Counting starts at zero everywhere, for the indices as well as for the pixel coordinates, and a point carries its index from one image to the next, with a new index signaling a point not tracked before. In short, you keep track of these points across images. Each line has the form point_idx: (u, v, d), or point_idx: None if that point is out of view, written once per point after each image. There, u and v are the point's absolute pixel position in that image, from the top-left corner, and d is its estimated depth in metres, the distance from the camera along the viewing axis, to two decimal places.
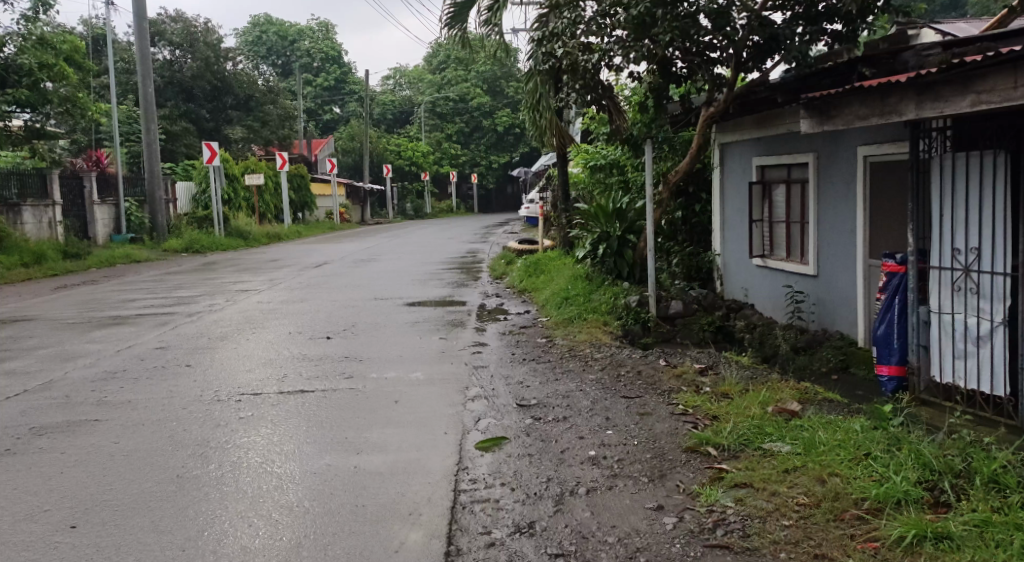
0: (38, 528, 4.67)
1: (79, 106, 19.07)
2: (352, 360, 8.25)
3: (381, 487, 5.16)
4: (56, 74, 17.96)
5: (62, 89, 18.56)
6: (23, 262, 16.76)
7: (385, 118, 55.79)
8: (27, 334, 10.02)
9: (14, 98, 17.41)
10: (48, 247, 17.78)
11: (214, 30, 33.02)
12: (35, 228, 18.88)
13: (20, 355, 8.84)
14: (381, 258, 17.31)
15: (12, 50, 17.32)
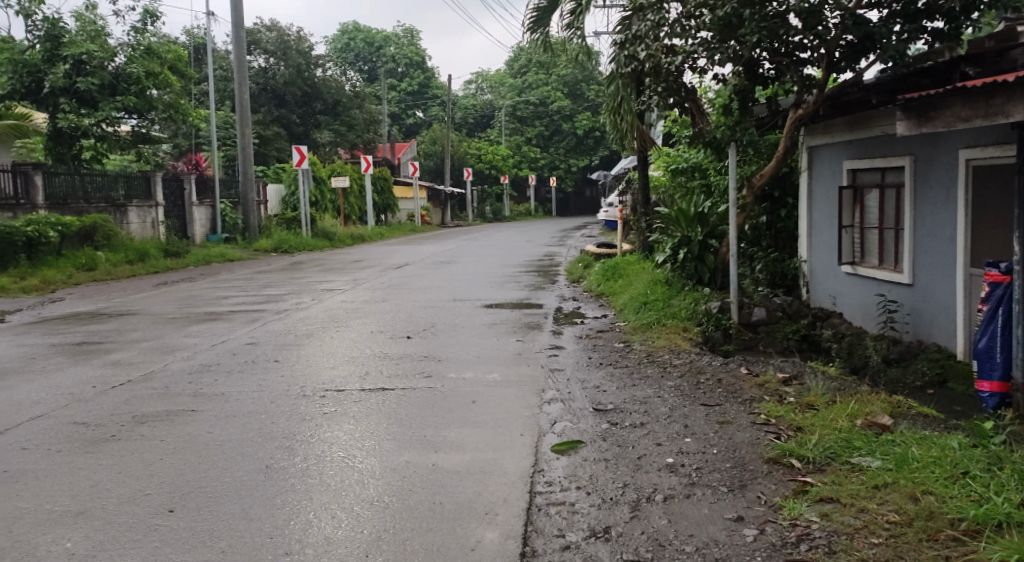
0: (137, 511, 4.86)
1: (182, 112, 20.15)
2: (431, 360, 8.34)
3: (458, 485, 5.19)
4: (161, 81, 19.32)
5: (167, 96, 19.67)
6: (128, 259, 17.49)
7: (466, 121, 56.34)
8: (130, 327, 10.45)
9: (124, 105, 18.70)
10: (151, 245, 18.50)
11: (306, 38, 33.86)
12: (140, 228, 19.64)
13: (125, 347, 9.25)
14: (461, 261, 17.43)
15: (123, 59, 18.86)
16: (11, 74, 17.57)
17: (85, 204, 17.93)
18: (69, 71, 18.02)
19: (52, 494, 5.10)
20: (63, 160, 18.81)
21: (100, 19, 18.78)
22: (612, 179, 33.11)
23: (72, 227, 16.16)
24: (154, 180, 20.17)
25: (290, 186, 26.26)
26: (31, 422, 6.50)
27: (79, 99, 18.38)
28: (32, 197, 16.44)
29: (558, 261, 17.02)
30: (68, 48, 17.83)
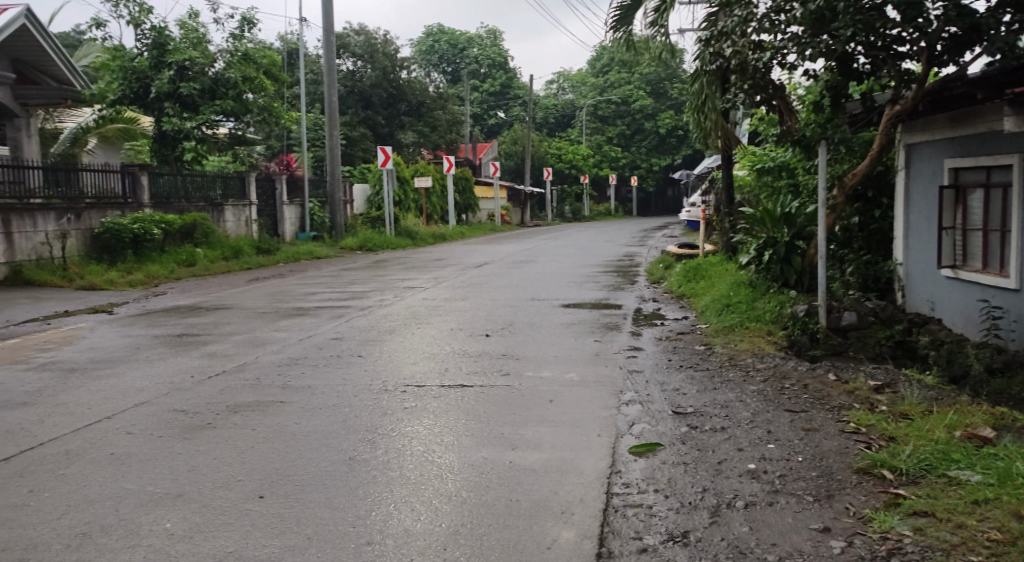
0: (230, 496, 5.00)
1: (274, 115, 21.01)
2: (509, 358, 8.35)
3: (535, 484, 5.16)
4: (256, 86, 20.07)
5: (261, 99, 20.56)
6: (224, 255, 18.03)
7: (547, 122, 56.40)
8: (225, 321, 10.77)
9: (223, 109, 19.46)
10: (244, 242, 19.05)
11: (393, 40, 34.36)
12: (234, 226, 20.25)
13: (219, 339, 9.53)
14: (541, 261, 17.44)
15: (222, 65, 19.60)
16: (122, 80, 18.79)
17: (186, 204, 18.50)
18: (173, 77, 18.95)
19: (153, 477, 5.30)
20: (167, 161, 19.82)
21: (202, 26, 19.64)
22: (696, 178, 32.74)
23: (174, 225, 16.73)
24: (248, 180, 20.77)
25: (375, 185, 26.71)
26: (134, 408, 6.76)
27: (182, 103, 19.17)
28: (138, 196, 16.93)
29: (638, 261, 16.88)
30: (174, 55, 18.79)
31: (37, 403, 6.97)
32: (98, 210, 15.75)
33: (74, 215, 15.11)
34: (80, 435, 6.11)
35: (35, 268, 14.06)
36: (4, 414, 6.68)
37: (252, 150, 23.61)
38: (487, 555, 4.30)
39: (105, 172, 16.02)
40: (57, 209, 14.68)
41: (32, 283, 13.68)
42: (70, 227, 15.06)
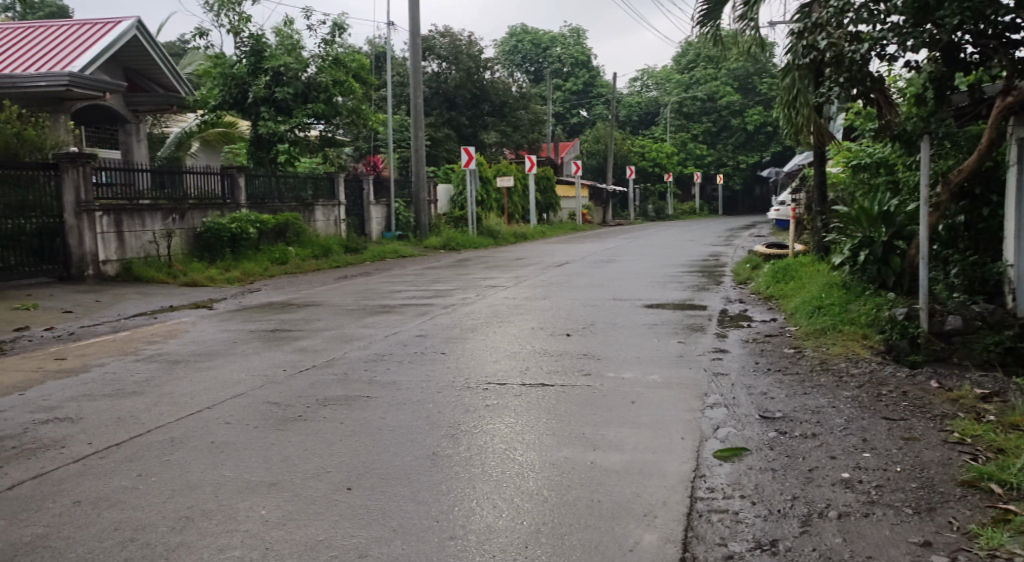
0: (319, 486, 5.08)
1: (362, 117, 21.32)
2: (590, 358, 8.25)
3: (617, 485, 5.07)
4: (346, 89, 20.43)
5: (350, 102, 20.92)
6: (314, 253, 18.43)
7: (630, 120, 56.19)
8: (315, 317, 10.98)
9: (314, 112, 19.89)
10: (333, 241, 19.43)
11: (477, 41, 34.45)
12: (324, 226, 20.68)
13: (310, 335, 9.72)
14: (624, 260, 17.26)
15: (314, 70, 20.04)
16: (223, 86, 19.63)
17: (280, 204, 18.92)
18: (269, 83, 19.58)
19: (249, 464, 5.43)
20: (263, 163, 20.38)
21: (297, 33, 20.14)
22: (785, 176, 31.83)
23: (269, 224, 17.17)
24: (337, 181, 21.14)
25: (458, 185, 26.94)
26: (233, 399, 6.93)
27: (277, 106, 19.85)
28: (236, 197, 17.40)
29: (724, 261, 16.53)
30: (270, 62, 19.45)
31: (144, 392, 7.22)
32: (200, 210, 16.30)
33: (178, 215, 15.68)
34: (184, 423, 6.30)
35: (143, 265, 14.58)
36: (115, 403, 6.93)
37: (341, 150, 24.12)
38: (568, 555, 4.25)
39: (206, 173, 16.54)
40: (163, 210, 15.23)
41: (141, 279, 14.19)
42: (175, 226, 15.62)
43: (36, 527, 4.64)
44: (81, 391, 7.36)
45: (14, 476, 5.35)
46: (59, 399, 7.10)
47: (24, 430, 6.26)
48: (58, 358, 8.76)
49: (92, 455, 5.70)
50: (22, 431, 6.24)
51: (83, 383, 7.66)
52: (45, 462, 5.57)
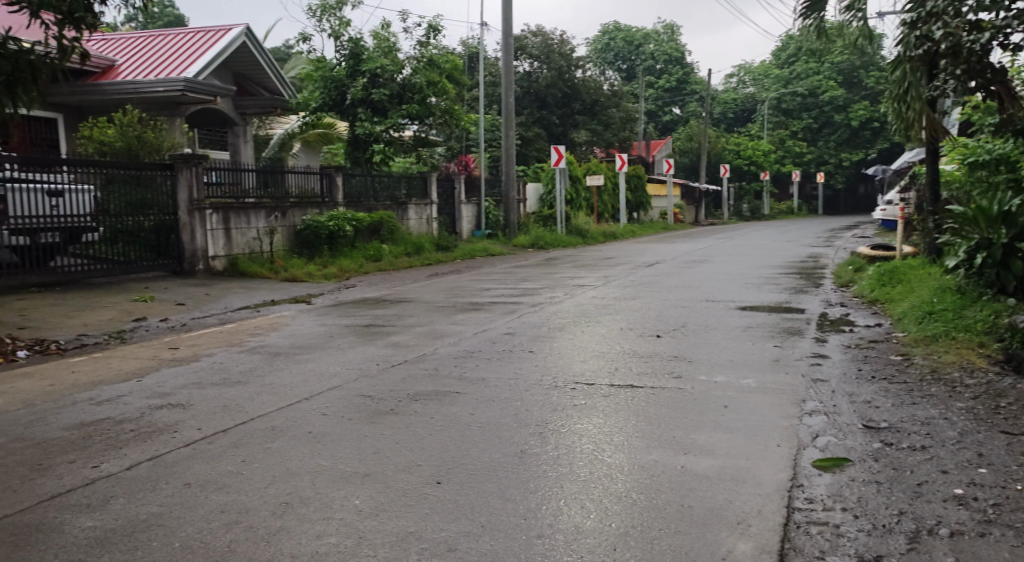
0: (409, 478, 5.08)
1: (455, 117, 21.53)
2: (681, 360, 8.04)
3: (709, 490, 4.89)
4: (439, 89, 20.64)
5: (443, 102, 21.14)
6: (407, 251, 18.67)
7: (725, 117, 55.58)
8: (407, 313, 11.09)
9: (409, 113, 20.19)
10: (425, 239, 19.65)
11: (569, 40, 34.37)
12: (417, 224, 20.91)
13: (401, 331, 9.80)
14: (716, 260, 16.89)
15: (409, 71, 20.35)
16: (323, 89, 20.10)
17: (375, 203, 19.22)
18: (366, 85, 19.92)
19: (344, 455, 5.47)
20: (359, 163, 20.76)
21: (393, 35, 20.48)
22: (893, 174, 30.52)
23: (364, 223, 17.47)
24: (430, 180, 21.34)
25: (547, 184, 26.95)
26: (329, 391, 7.03)
27: (373, 107, 20.18)
28: (334, 196, 17.75)
29: (823, 263, 15.98)
30: (367, 64, 19.78)
31: (247, 382, 7.39)
32: (300, 208, 16.69)
33: (280, 213, 16.09)
34: (284, 413, 6.41)
35: (248, 260, 15.00)
36: (222, 391, 7.11)
37: (434, 150, 24.36)
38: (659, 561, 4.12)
39: (306, 173, 16.94)
40: (267, 208, 15.67)
41: (245, 274, 14.61)
42: (277, 224, 16.04)
43: (151, 506, 4.78)
44: (191, 378, 7.59)
45: (131, 457, 5.54)
46: (172, 386, 7.35)
47: (141, 414, 6.48)
48: (171, 347, 9.08)
49: (200, 440, 5.85)
50: (139, 415, 6.47)
51: (193, 371, 7.91)
52: (159, 445, 5.75)
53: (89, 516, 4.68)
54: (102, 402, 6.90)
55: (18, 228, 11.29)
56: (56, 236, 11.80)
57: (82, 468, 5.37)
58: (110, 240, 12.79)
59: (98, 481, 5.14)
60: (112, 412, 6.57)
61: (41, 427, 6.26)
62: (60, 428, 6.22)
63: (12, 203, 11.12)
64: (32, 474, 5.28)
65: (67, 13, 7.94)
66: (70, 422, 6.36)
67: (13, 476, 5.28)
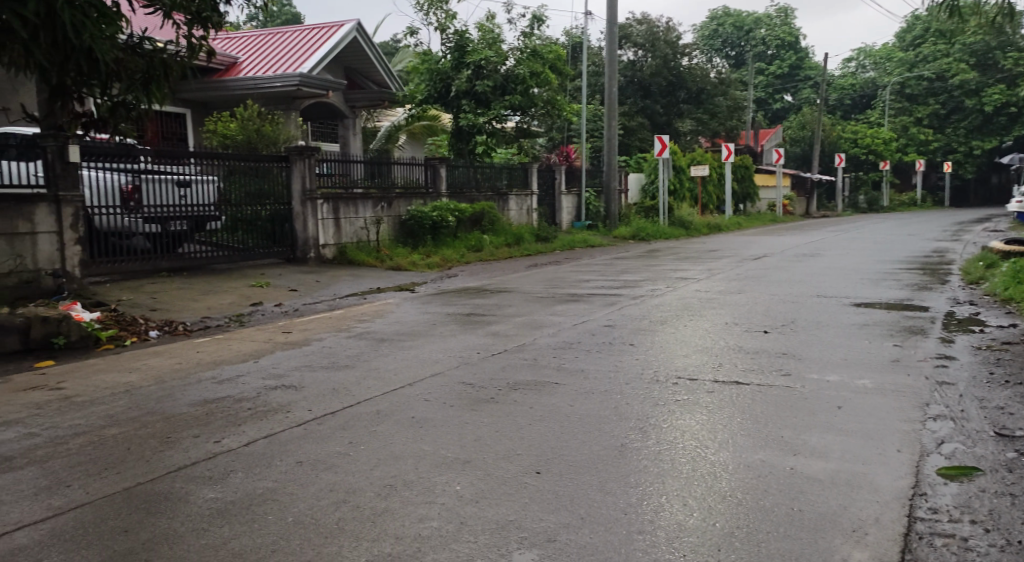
0: (509, 467, 4.99)
1: (557, 108, 21.41)
2: (789, 358, 7.69)
3: (821, 494, 4.62)
4: (542, 80, 20.46)
5: (546, 93, 21.03)
6: (507, 242, 18.63)
7: (843, 103, 53.67)
8: (507, 303, 11.04)
9: (512, 103, 20.13)
10: (525, 230, 19.57)
11: (675, 27, 33.65)
12: (517, 215, 20.86)
13: (501, 320, 9.75)
14: (827, 254, 16.18)
15: (513, 62, 20.25)
16: (429, 81, 20.35)
17: (477, 193, 19.26)
18: (470, 77, 20.00)
19: (445, 441, 5.43)
20: (462, 154, 20.87)
21: (497, 27, 20.45)
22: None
23: (466, 213, 17.52)
24: (531, 170, 21.24)
25: (650, 174, 26.49)
26: (432, 377, 7.02)
27: (477, 99, 20.27)
28: (437, 187, 17.85)
29: (947, 258, 15.05)
30: (471, 56, 19.81)
31: (355, 367, 7.47)
32: (405, 199, 16.88)
33: (386, 204, 16.30)
34: (389, 397, 6.43)
35: (356, 249, 15.25)
36: (332, 374, 7.21)
37: (535, 141, 24.26)
38: None
39: (411, 164, 17.10)
40: (374, 198, 15.90)
41: (353, 262, 14.86)
42: (383, 214, 16.26)
43: (267, 481, 4.85)
44: (303, 361, 7.73)
45: (249, 434, 5.64)
46: (286, 368, 7.50)
47: (258, 394, 6.62)
48: (284, 331, 9.28)
49: (311, 420, 5.91)
50: (256, 394, 6.61)
51: (305, 354, 8.05)
52: (274, 424, 5.84)
53: (212, 487, 4.78)
54: (223, 381, 7.08)
55: (153, 216, 11.84)
56: (184, 224, 12.34)
57: (205, 442, 5.50)
58: (232, 228, 13.18)
59: (220, 456, 5.25)
60: (231, 391, 6.73)
61: (169, 402, 6.47)
62: (187, 404, 6.41)
63: (147, 192, 11.68)
64: (161, 446, 5.45)
65: (196, 12, 8.15)
66: (195, 399, 6.54)
67: (144, 447, 5.45)
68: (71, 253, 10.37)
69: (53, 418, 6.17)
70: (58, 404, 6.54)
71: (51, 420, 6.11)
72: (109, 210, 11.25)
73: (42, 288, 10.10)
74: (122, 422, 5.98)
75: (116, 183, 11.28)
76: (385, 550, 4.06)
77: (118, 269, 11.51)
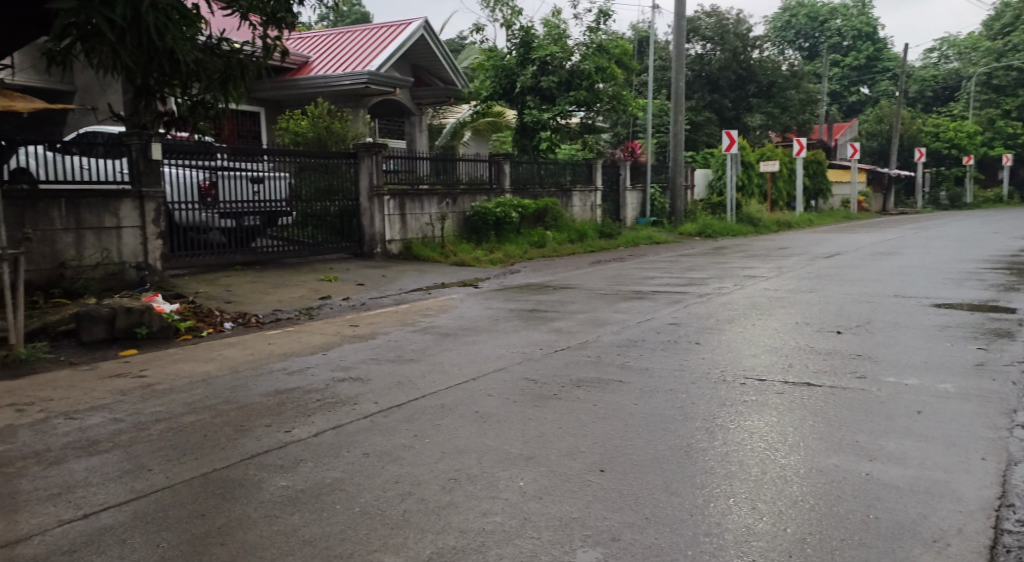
0: (572, 464, 4.87)
1: (623, 103, 21.06)
2: (864, 360, 7.39)
3: (899, 502, 4.39)
4: (608, 75, 20.21)
5: (611, 88, 20.73)
6: (570, 238, 18.47)
7: (924, 95, 51.84)
8: (570, 300, 10.91)
9: (577, 99, 19.92)
10: (589, 227, 19.38)
11: (746, 19, 32.87)
12: (581, 211, 20.71)
13: (564, 317, 9.63)
14: (904, 253, 15.57)
15: (578, 58, 20.06)
16: (494, 77, 20.29)
17: (540, 189, 19.13)
18: (535, 73, 19.88)
19: (508, 436, 5.34)
20: (526, 150, 20.79)
21: (563, 22, 20.28)
22: None
23: (530, 209, 17.43)
24: (595, 166, 21.03)
25: (717, 170, 26.02)
26: (494, 373, 6.95)
27: (542, 95, 20.16)
28: (501, 182, 17.78)
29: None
30: (537, 52, 19.70)
31: (420, 360, 7.44)
32: (469, 195, 16.87)
33: (450, 200, 16.32)
34: (453, 392, 6.38)
35: (421, 245, 15.29)
36: (397, 367, 7.20)
37: (599, 136, 24.02)
38: None
39: (475, 161, 17.07)
40: (438, 194, 15.93)
41: (417, 258, 14.89)
42: (447, 210, 16.29)
43: (335, 471, 4.83)
44: (369, 354, 7.74)
45: (318, 425, 5.65)
46: (353, 360, 7.52)
47: (326, 386, 6.64)
48: (351, 324, 9.32)
49: (377, 413, 5.89)
50: (324, 386, 6.62)
51: (371, 347, 8.07)
52: (342, 415, 5.84)
53: (284, 476, 4.78)
54: (293, 372, 7.13)
55: (228, 212, 12.04)
56: (257, 219, 12.52)
57: (277, 431, 5.52)
58: (301, 223, 13.34)
59: (291, 445, 5.26)
60: (301, 382, 6.77)
61: (242, 392, 6.53)
62: (259, 393, 6.46)
63: (223, 188, 11.88)
64: (235, 434, 5.48)
65: (270, 13, 8.18)
66: (267, 389, 6.59)
67: (219, 435, 5.50)
68: (153, 247, 10.62)
69: (135, 404, 6.27)
70: (140, 391, 6.66)
71: (133, 406, 6.22)
72: (186, 205, 11.49)
73: (125, 281, 10.35)
74: (199, 410, 6.05)
75: (195, 180, 11.51)
76: (449, 544, 3.99)
77: (196, 263, 11.74)
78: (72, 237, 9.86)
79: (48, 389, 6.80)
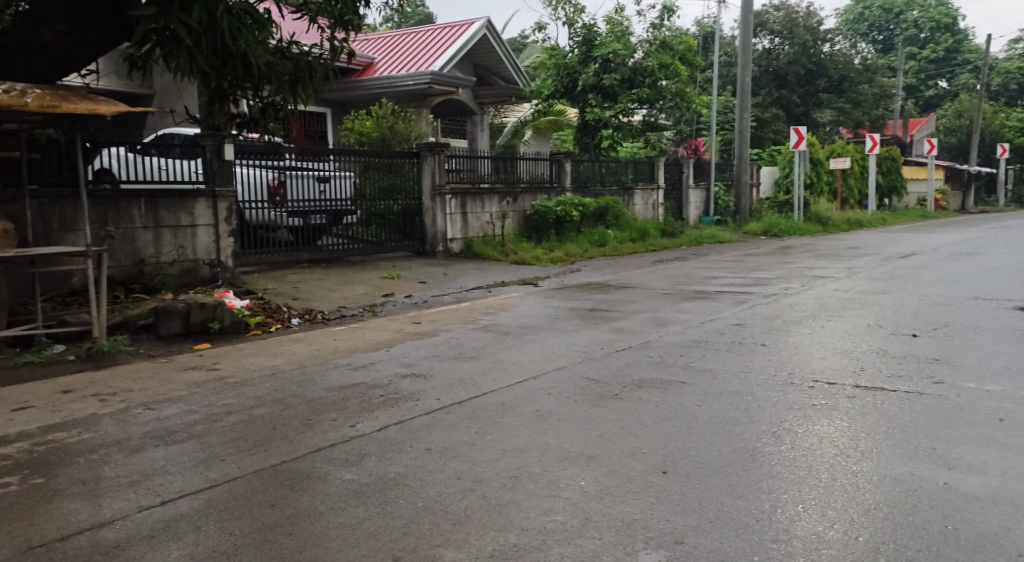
0: (634, 465, 4.72)
1: (687, 100, 20.43)
2: (939, 364, 7.05)
3: (979, 513, 4.14)
4: (671, 72, 19.89)
5: (674, 85, 20.25)
6: (630, 237, 18.24)
7: (1007, 88, 49.81)
8: (632, 299, 10.72)
9: (639, 97, 19.61)
10: (650, 225, 19.12)
11: (816, 13, 31.97)
12: (642, 209, 20.47)
13: (626, 316, 9.45)
14: (984, 253, 14.90)
15: (641, 55, 19.77)
16: (556, 76, 20.16)
17: (601, 187, 18.91)
18: (597, 71, 19.68)
19: (569, 436, 5.21)
20: (587, 149, 20.63)
21: (626, 19, 20.00)
22: None
23: (590, 208, 17.27)
24: (657, 165, 20.71)
25: (784, 168, 25.47)
26: (555, 371, 6.83)
27: (604, 93, 19.92)
28: (562, 181, 17.65)
29: None
30: (599, 50, 19.52)
31: (482, 358, 7.36)
32: (530, 194, 16.77)
33: (511, 198, 16.25)
34: (515, 390, 6.27)
35: (481, 243, 15.26)
36: (459, 364, 7.14)
37: (663, 134, 23.66)
38: None
39: (536, 159, 16.96)
40: (499, 193, 15.87)
41: (478, 257, 14.86)
42: (508, 208, 16.22)
43: (398, 466, 4.77)
44: (431, 351, 7.70)
45: (382, 420, 5.61)
46: (415, 357, 7.48)
47: (389, 381, 6.61)
48: (414, 322, 9.30)
49: (439, 409, 5.82)
50: (387, 381, 6.59)
51: (433, 344, 8.02)
52: (405, 411, 5.79)
53: (348, 470, 4.73)
54: (358, 368, 7.12)
55: (295, 211, 12.16)
56: (323, 217, 12.61)
57: (342, 425, 5.49)
58: (365, 222, 13.40)
59: (355, 439, 5.22)
60: (365, 377, 6.75)
61: (309, 386, 6.54)
62: (325, 388, 6.46)
63: (290, 187, 11.99)
64: (303, 428, 5.47)
65: (338, 16, 8.16)
66: (332, 384, 6.58)
67: (288, 427, 5.49)
68: (226, 244, 10.75)
69: (208, 396, 6.33)
70: (213, 384, 6.71)
71: (207, 398, 6.28)
72: (256, 204, 11.63)
73: (199, 276, 10.53)
74: (268, 403, 6.07)
75: (266, 180, 11.65)
76: (511, 541, 3.90)
77: (264, 259, 11.88)
78: (150, 235, 10.06)
79: (127, 380, 6.92)
